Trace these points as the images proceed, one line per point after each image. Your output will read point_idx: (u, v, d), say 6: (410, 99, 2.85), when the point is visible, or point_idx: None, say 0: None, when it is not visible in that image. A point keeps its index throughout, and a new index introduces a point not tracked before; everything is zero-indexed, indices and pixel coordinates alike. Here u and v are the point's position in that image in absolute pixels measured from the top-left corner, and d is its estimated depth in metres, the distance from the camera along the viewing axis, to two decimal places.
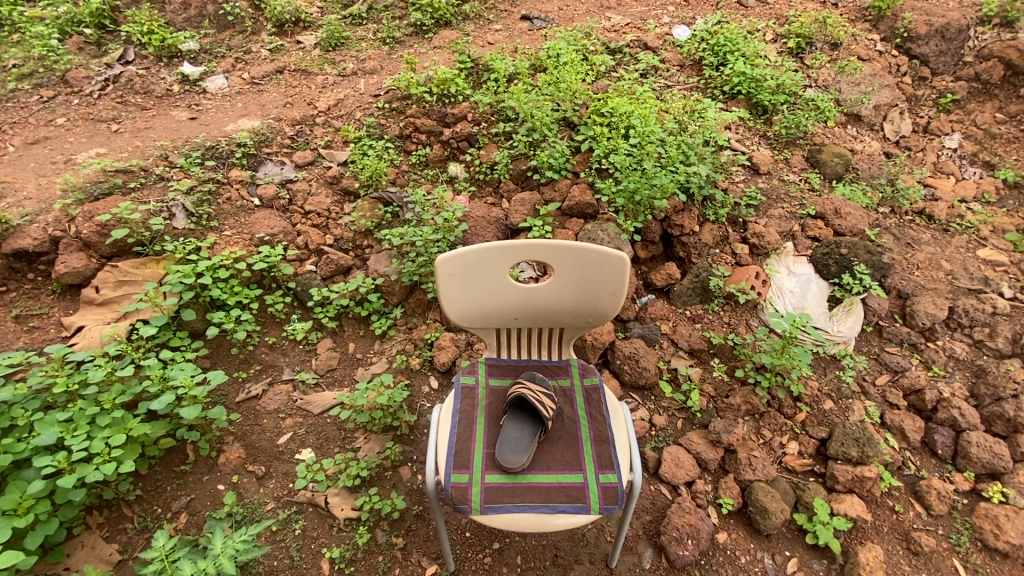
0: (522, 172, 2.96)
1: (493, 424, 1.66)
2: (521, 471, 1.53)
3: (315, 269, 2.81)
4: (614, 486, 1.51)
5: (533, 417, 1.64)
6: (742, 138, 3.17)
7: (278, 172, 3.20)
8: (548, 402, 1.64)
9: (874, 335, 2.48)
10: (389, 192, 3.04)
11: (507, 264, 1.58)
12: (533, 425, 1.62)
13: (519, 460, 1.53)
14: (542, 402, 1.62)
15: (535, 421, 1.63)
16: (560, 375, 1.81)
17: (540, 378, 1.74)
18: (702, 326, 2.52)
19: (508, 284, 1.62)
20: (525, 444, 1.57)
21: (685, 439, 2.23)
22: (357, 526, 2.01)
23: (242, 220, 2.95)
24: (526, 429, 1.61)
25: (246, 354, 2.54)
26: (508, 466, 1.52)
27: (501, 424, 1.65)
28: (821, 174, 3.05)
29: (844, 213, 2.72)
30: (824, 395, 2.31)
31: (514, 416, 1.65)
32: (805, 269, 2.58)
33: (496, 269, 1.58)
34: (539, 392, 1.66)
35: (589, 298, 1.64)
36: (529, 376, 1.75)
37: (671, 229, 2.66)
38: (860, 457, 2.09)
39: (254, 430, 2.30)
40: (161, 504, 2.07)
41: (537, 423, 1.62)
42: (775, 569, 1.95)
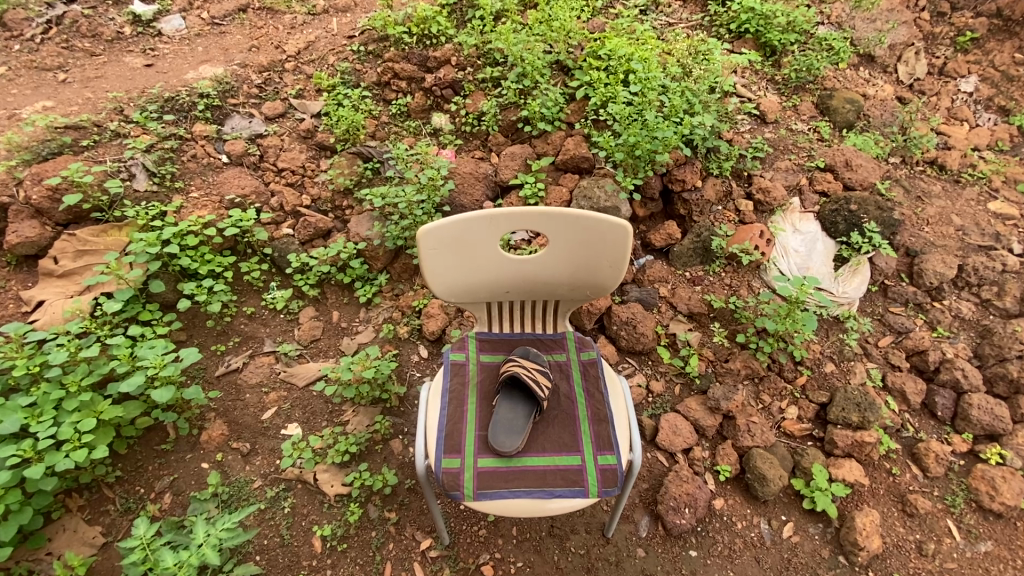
0: (511, 124, 2.73)
1: (485, 402, 1.57)
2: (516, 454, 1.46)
3: (292, 233, 2.64)
4: (613, 468, 1.44)
5: (527, 395, 1.54)
6: (748, 83, 2.94)
7: (246, 126, 2.94)
8: (543, 380, 1.55)
9: (879, 295, 2.40)
10: (368, 147, 2.81)
11: (496, 236, 1.43)
12: (528, 404, 1.53)
13: (513, 444, 1.45)
14: (535, 381, 1.53)
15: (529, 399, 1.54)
16: (555, 348, 1.71)
17: (534, 353, 1.64)
18: (702, 289, 2.41)
19: (499, 257, 1.48)
20: (520, 425, 1.48)
21: (683, 406, 2.17)
22: (348, 503, 1.96)
23: (210, 179, 2.73)
24: (520, 408, 1.52)
25: (223, 326, 2.40)
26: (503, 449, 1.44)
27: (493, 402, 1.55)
28: (831, 123, 2.85)
29: (856, 165, 2.54)
30: (826, 358, 2.24)
31: (507, 393, 1.56)
32: (812, 227, 2.44)
33: (483, 243, 1.43)
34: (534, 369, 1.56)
35: (587, 271, 1.50)
36: (523, 351, 1.65)
37: (671, 184, 2.49)
38: (860, 423, 2.04)
39: (236, 406, 2.20)
40: (144, 485, 2.00)
41: (532, 402, 1.53)
42: (771, 533, 1.94)
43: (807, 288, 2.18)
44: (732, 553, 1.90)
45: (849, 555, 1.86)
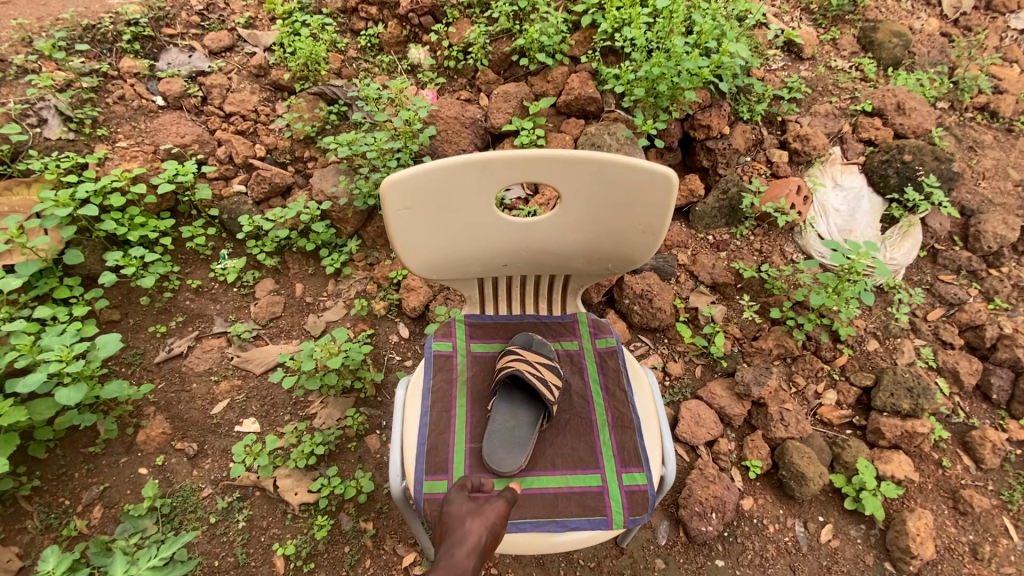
0: (504, 58, 2.29)
1: (479, 406, 1.25)
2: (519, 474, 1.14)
3: (244, 191, 2.23)
4: (642, 491, 1.14)
5: (532, 396, 1.22)
6: (780, 12, 2.51)
7: (185, 61, 2.45)
8: (552, 378, 1.22)
9: (927, 262, 2.09)
10: (332, 86, 2.36)
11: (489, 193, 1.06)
12: (534, 409, 1.21)
13: (515, 462, 1.13)
14: (541, 379, 1.20)
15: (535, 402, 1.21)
16: (565, 335, 1.37)
17: (539, 342, 1.30)
18: (728, 255, 2.07)
19: (493, 221, 1.12)
20: (524, 436, 1.16)
21: (706, 392, 1.88)
22: (315, 514, 1.65)
23: (142, 126, 2.27)
24: (523, 414, 1.20)
25: (164, 302, 2.02)
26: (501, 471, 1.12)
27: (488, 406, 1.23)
28: (875, 60, 2.45)
29: (909, 109, 2.17)
30: (869, 334, 1.95)
31: (507, 395, 1.23)
32: (856, 181, 2.09)
33: (471, 201, 1.07)
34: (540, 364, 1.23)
35: (610, 237, 1.15)
36: (525, 340, 1.31)
37: (694, 130, 2.10)
38: (911, 410, 1.76)
39: (181, 398, 1.85)
40: (68, 496, 1.67)
41: (538, 405, 1.21)
42: (807, 538, 1.69)
43: (863, 255, 1.84)
44: (764, 562, 1.65)
45: (898, 562, 1.62)
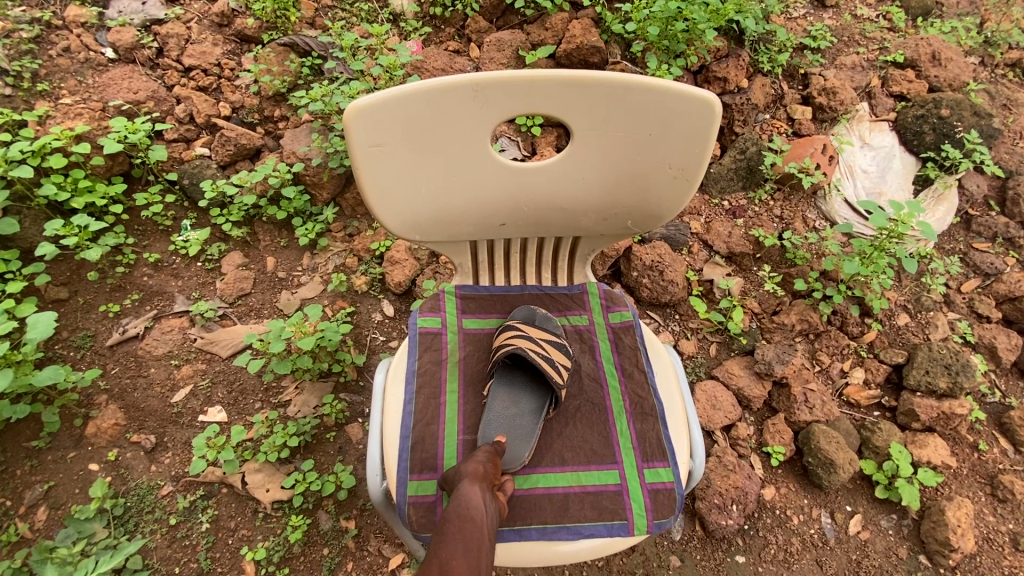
0: (497, 3, 2.05)
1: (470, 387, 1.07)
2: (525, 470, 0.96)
3: (208, 154, 1.99)
4: (668, 490, 0.96)
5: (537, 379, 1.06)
6: None
7: (138, 9, 2.18)
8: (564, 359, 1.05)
9: (960, 229, 1.92)
10: (305, 37, 2.11)
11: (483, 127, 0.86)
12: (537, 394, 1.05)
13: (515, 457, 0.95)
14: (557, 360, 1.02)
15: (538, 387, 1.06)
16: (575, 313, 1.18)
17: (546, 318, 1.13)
18: (745, 223, 1.88)
19: (489, 166, 0.92)
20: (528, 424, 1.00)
21: (722, 372, 1.71)
22: (290, 513, 1.47)
23: (89, 81, 2.02)
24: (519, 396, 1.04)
25: (117, 279, 1.80)
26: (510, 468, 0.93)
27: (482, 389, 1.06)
28: (903, 9, 2.24)
29: (944, 59, 1.98)
30: (900, 308, 1.78)
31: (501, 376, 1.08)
32: (886, 140, 1.90)
33: (462, 138, 0.86)
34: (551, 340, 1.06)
35: (630, 186, 0.95)
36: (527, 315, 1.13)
37: (708, 84, 1.90)
38: (948, 390, 1.61)
39: (137, 385, 1.65)
40: (8, 496, 1.47)
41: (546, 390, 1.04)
42: (835, 530, 1.54)
43: (905, 219, 1.66)
44: (789, 557, 1.50)
45: (935, 555, 1.48)
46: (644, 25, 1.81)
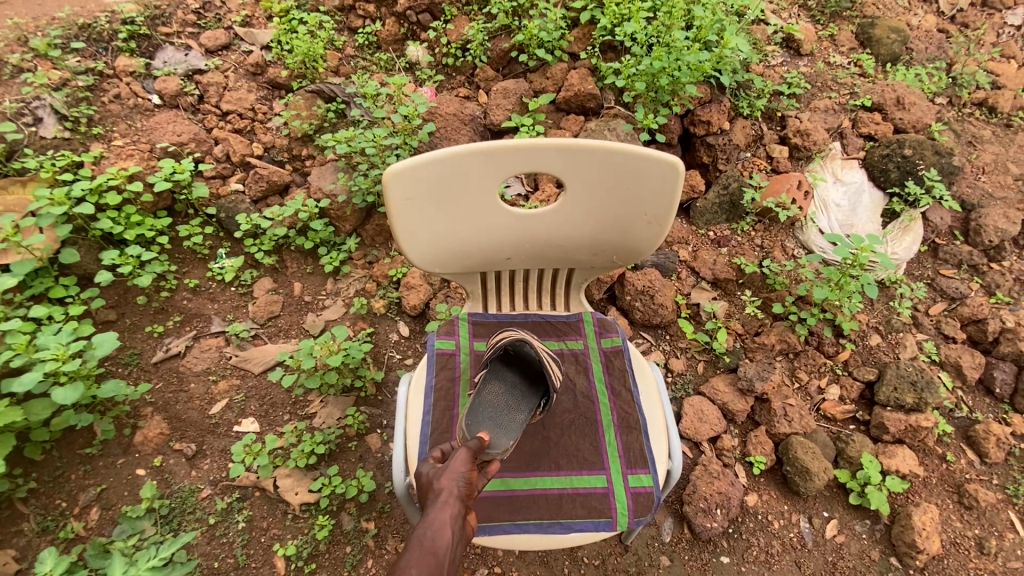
0: (503, 55, 2.28)
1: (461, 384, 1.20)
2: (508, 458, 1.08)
3: (241, 190, 2.20)
4: (648, 493, 1.12)
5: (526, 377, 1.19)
6: (779, 9, 2.51)
7: (181, 60, 2.43)
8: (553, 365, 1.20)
9: (928, 256, 2.09)
10: (330, 84, 2.33)
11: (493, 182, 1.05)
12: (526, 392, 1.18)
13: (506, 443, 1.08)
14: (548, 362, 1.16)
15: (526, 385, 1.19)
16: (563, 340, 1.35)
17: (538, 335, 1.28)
18: (729, 251, 2.06)
19: (499, 212, 1.11)
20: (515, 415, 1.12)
21: (708, 388, 1.87)
22: (316, 514, 1.64)
23: (138, 125, 2.25)
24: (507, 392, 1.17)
25: (160, 302, 2.00)
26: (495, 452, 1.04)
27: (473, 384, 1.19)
28: (873, 56, 2.45)
29: (908, 104, 2.18)
30: (871, 329, 1.94)
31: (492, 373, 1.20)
32: (857, 176, 2.09)
33: (476, 191, 1.06)
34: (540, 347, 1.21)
35: (617, 229, 1.14)
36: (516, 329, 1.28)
37: (694, 127, 2.10)
38: (915, 404, 1.76)
39: (179, 398, 1.83)
40: (65, 497, 1.65)
41: (538, 390, 1.18)
42: (812, 534, 1.68)
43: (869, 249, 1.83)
44: (769, 558, 1.64)
45: (904, 557, 1.61)
46: (633, 80, 2.01)
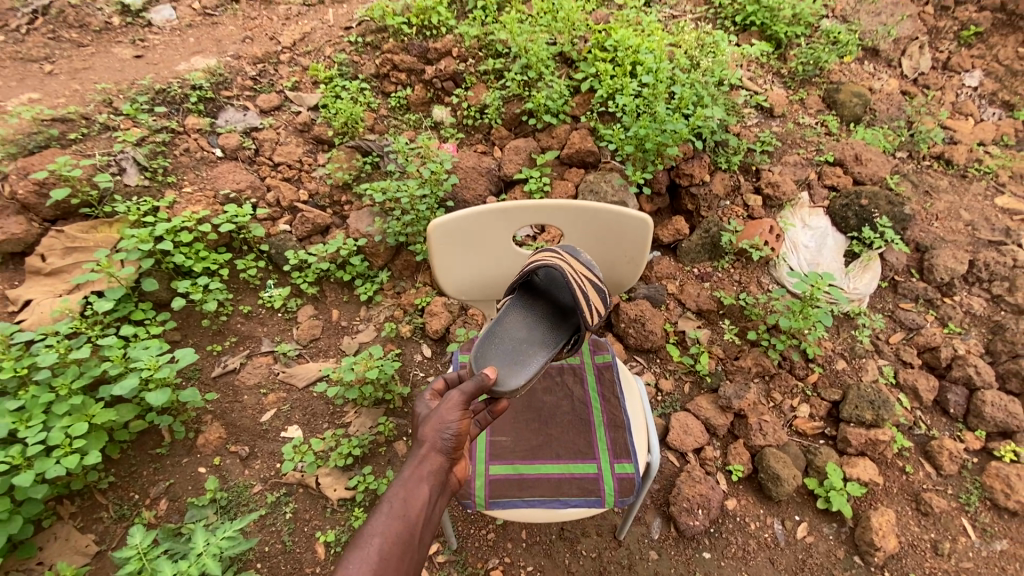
0: (515, 117, 2.66)
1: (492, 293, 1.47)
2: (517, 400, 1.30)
3: (289, 230, 2.55)
4: (630, 477, 1.39)
5: (557, 317, 1.45)
6: (754, 76, 2.89)
7: (240, 119, 2.82)
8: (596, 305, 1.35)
9: (888, 291, 2.36)
10: (367, 140, 2.73)
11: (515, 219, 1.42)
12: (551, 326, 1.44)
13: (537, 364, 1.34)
14: (580, 294, 1.32)
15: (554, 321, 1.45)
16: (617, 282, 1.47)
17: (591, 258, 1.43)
18: (711, 286, 2.36)
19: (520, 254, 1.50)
20: (533, 349, 1.37)
21: (693, 405, 2.13)
22: (352, 508, 1.90)
23: (204, 174, 2.61)
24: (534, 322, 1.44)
25: (219, 325, 2.33)
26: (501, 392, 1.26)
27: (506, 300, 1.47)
28: (838, 117, 2.81)
29: (865, 159, 2.52)
30: (837, 354, 2.21)
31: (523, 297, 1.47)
32: (821, 222, 2.42)
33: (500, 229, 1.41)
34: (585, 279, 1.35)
35: (604, 267, 1.48)
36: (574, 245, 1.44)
37: (679, 178, 2.44)
38: (874, 420, 2.01)
39: (234, 407, 2.13)
40: (138, 490, 1.93)
41: (566, 326, 1.43)
42: (785, 534, 1.91)
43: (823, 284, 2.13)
44: (746, 554, 1.87)
45: (865, 555, 1.83)
46: (623, 144, 2.38)
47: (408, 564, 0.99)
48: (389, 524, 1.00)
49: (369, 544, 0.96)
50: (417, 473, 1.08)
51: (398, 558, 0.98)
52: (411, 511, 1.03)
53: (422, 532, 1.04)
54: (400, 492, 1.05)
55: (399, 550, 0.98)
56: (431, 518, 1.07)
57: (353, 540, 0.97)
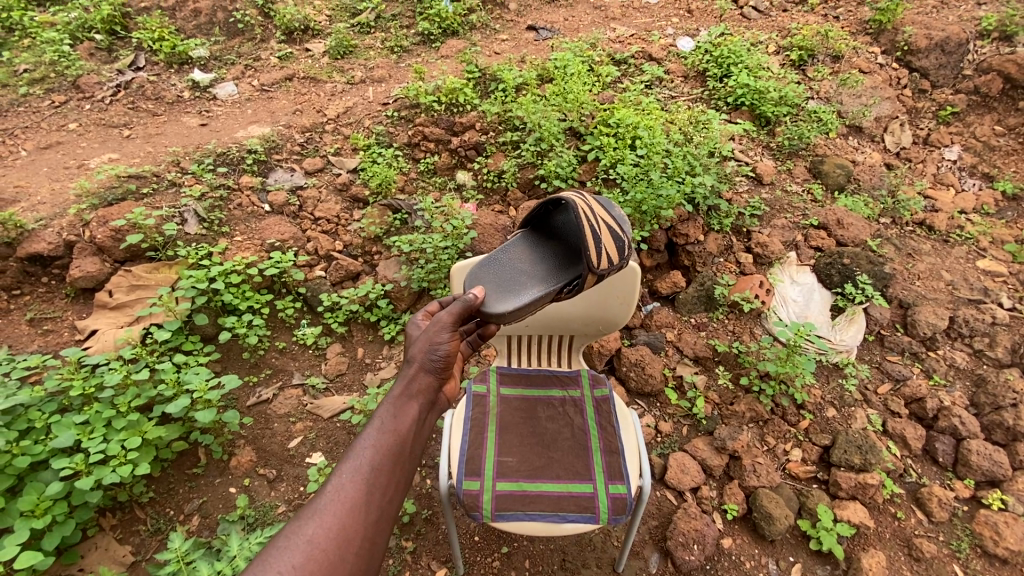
0: (528, 182, 3.01)
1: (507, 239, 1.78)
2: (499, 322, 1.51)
3: (324, 276, 2.84)
4: (623, 496, 1.57)
5: (566, 266, 1.67)
6: (745, 149, 3.22)
7: (288, 179, 3.18)
8: (603, 251, 1.55)
9: (875, 344, 2.52)
10: (398, 199, 3.08)
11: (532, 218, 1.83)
12: (557, 268, 1.68)
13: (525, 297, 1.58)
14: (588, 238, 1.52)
15: (560, 265, 1.69)
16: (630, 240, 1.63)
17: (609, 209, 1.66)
18: (707, 334, 2.55)
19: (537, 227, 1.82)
20: (529, 283, 1.61)
21: (690, 446, 2.26)
22: None
23: (253, 225, 2.94)
24: (541, 262, 1.70)
25: (256, 358, 2.57)
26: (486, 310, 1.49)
27: (522, 245, 1.74)
28: (823, 186, 3.09)
29: (846, 224, 2.79)
30: (827, 402, 2.34)
31: (540, 244, 1.76)
32: (808, 279, 2.64)
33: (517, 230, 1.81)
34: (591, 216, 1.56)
35: (598, 307, 1.83)
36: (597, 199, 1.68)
37: (676, 238, 2.71)
38: (862, 465, 2.12)
39: (265, 434, 2.34)
40: (173, 507, 2.10)
41: (571, 276, 1.62)
42: (779, 574, 1.98)
43: (805, 332, 2.33)
44: None
45: None
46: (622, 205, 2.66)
47: (399, 472, 1.13)
48: (380, 436, 1.15)
49: (362, 453, 1.11)
50: (404, 395, 1.26)
51: (390, 464, 1.12)
52: (401, 424, 1.20)
53: (412, 443, 1.20)
54: (388, 411, 1.21)
55: (390, 458, 1.13)
56: (419, 433, 1.24)
57: (347, 452, 1.12)
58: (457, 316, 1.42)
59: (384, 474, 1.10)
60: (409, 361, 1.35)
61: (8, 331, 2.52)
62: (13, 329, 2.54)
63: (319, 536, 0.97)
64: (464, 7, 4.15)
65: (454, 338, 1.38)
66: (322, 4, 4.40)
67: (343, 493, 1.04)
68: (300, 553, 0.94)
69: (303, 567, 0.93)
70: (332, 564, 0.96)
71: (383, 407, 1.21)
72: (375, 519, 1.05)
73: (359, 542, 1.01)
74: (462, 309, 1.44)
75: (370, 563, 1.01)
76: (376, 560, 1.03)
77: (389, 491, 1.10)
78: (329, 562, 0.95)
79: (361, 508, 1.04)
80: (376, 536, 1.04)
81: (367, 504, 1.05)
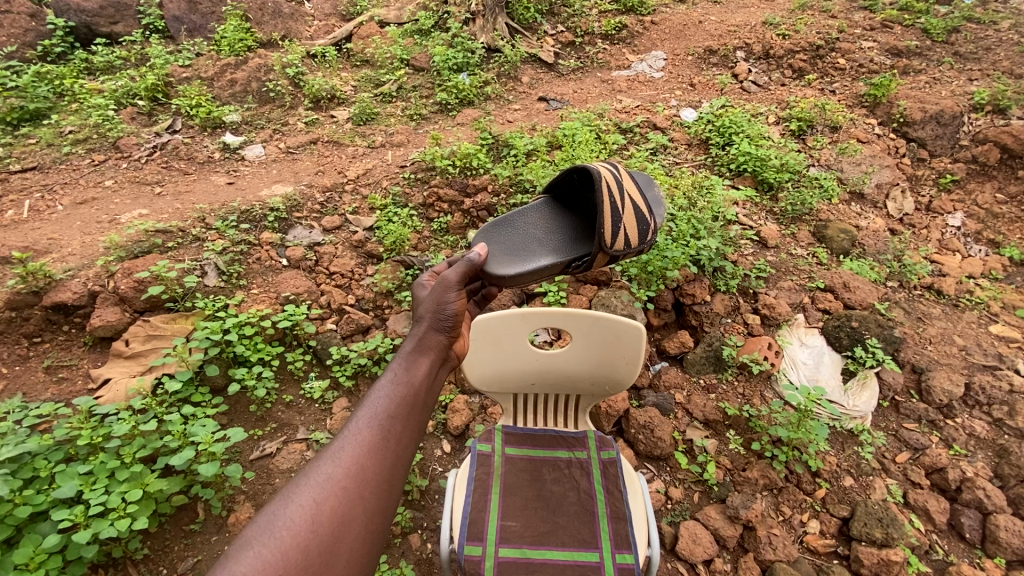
0: None
1: (532, 208, 2.17)
2: (504, 283, 1.87)
3: (335, 329, 2.86)
4: (631, 566, 1.53)
5: (579, 242, 2.06)
6: (750, 213, 3.31)
7: (307, 235, 3.30)
8: (615, 236, 1.90)
9: (891, 411, 2.46)
10: (411, 256, 3.17)
11: (564, 193, 2.22)
12: (571, 242, 2.06)
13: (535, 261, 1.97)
14: (603, 224, 1.86)
15: (574, 238, 2.09)
16: (648, 227, 1.98)
17: (633, 193, 2.01)
18: (717, 397, 2.51)
19: (563, 203, 2.22)
20: (544, 252, 2.01)
21: (702, 514, 2.17)
22: None
23: (270, 278, 3.02)
24: (558, 235, 2.10)
25: (262, 412, 2.57)
26: (494, 271, 1.85)
27: (548, 219, 2.15)
28: (828, 249, 3.13)
29: (853, 287, 2.83)
30: (844, 471, 2.26)
31: (563, 219, 2.16)
32: (817, 341, 2.65)
33: (544, 202, 2.21)
34: (612, 193, 1.90)
35: (605, 367, 1.84)
36: (622, 182, 1.98)
37: (683, 297, 2.74)
38: (884, 539, 2.04)
39: (266, 489, 2.33)
40: (167, 564, 2.07)
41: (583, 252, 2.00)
42: None
43: (816, 397, 2.31)
44: None
45: None
46: (629, 266, 2.79)
47: (412, 420, 1.23)
48: (392, 388, 1.26)
49: (378, 402, 1.21)
50: (415, 353, 1.38)
51: (404, 413, 1.22)
52: (413, 377, 1.31)
53: (424, 395, 1.31)
54: (401, 365, 1.33)
55: (403, 406, 1.23)
56: (431, 385, 1.35)
57: (363, 402, 1.22)
58: (463, 276, 1.57)
59: (398, 421, 1.20)
60: (419, 321, 1.48)
61: (25, 377, 2.58)
62: (29, 376, 2.59)
63: (339, 475, 1.07)
64: (479, 81, 4.46)
65: (461, 296, 1.51)
66: (349, 76, 4.76)
67: (359, 437, 1.14)
68: (323, 488, 1.05)
69: (324, 500, 1.03)
70: (350, 499, 1.05)
71: (396, 361, 1.33)
72: (390, 462, 1.14)
73: (375, 481, 1.10)
74: (465, 269, 1.60)
75: (387, 502, 1.10)
76: (393, 501, 1.12)
77: (404, 438, 1.19)
78: (348, 497, 1.05)
79: (375, 451, 1.13)
80: (391, 478, 1.13)
81: (382, 447, 1.15)
